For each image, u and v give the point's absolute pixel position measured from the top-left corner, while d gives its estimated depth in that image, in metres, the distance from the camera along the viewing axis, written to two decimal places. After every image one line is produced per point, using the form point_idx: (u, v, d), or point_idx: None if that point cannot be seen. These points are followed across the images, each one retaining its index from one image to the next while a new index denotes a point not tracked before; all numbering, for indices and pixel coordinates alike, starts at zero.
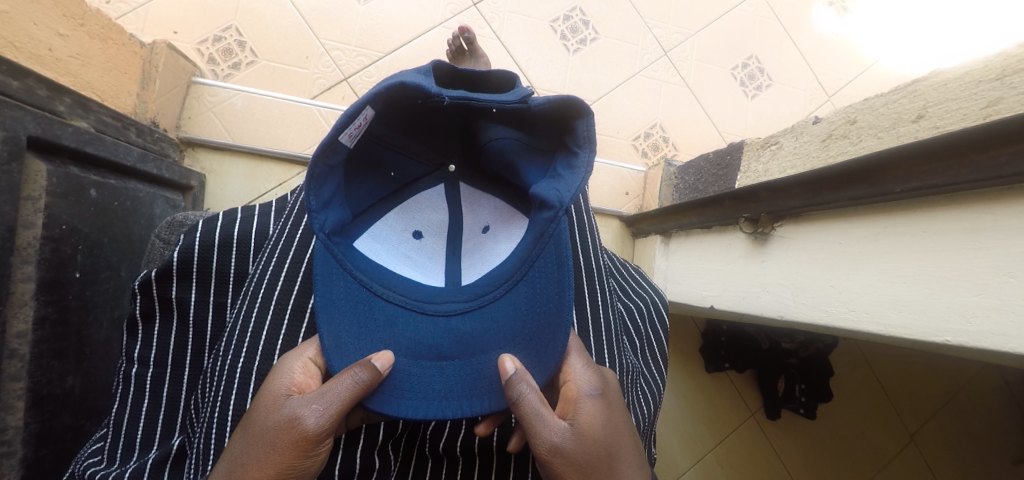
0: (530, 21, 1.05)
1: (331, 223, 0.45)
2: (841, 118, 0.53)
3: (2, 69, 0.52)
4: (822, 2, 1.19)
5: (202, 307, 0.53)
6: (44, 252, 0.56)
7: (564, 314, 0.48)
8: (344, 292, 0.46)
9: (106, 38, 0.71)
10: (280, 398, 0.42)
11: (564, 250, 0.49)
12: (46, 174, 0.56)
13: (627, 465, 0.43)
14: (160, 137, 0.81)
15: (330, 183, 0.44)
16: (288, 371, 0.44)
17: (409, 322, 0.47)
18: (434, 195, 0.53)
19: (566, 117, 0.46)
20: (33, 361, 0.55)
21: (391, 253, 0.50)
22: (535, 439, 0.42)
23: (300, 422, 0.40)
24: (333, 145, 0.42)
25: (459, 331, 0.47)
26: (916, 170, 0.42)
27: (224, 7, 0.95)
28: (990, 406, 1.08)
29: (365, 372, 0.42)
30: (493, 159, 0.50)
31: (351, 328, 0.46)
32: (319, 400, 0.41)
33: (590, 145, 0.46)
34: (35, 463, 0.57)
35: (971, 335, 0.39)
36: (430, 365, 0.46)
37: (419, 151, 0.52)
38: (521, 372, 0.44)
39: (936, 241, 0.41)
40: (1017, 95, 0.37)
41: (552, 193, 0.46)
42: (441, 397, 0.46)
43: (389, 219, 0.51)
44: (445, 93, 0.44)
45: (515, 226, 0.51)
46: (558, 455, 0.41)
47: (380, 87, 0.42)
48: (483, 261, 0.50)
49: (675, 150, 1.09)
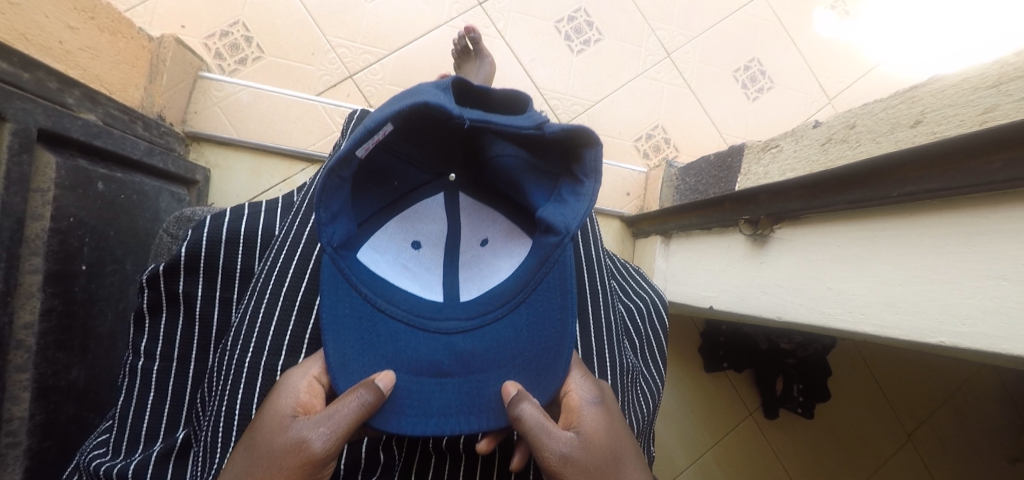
0: (535, 21, 1.06)
1: (339, 237, 0.45)
2: (841, 122, 0.54)
3: (14, 61, 0.52)
4: (823, 5, 1.19)
5: (207, 302, 0.53)
6: (51, 243, 0.56)
7: (566, 339, 0.49)
8: (349, 308, 0.46)
9: (115, 31, 0.72)
10: (285, 419, 0.42)
11: (567, 277, 0.50)
12: (54, 166, 0.56)
13: (633, 468, 0.43)
14: (166, 131, 0.82)
15: (339, 197, 0.44)
16: (293, 390, 0.44)
17: (411, 340, 0.47)
18: (433, 205, 0.53)
19: (575, 144, 0.47)
20: (39, 352, 0.55)
21: (392, 265, 0.49)
22: (543, 452, 0.41)
23: (306, 446, 0.39)
24: (348, 158, 0.42)
25: (459, 348, 0.47)
26: (913, 175, 0.43)
27: (231, 3, 0.95)
28: (988, 406, 1.09)
29: (371, 393, 0.42)
30: (498, 175, 0.51)
31: (354, 345, 0.46)
32: (325, 423, 0.40)
33: (596, 176, 0.47)
34: (39, 454, 0.57)
35: (964, 337, 0.39)
36: (428, 382, 0.47)
37: (422, 160, 0.51)
38: (523, 393, 0.44)
39: (932, 244, 0.42)
40: (1013, 102, 0.38)
41: (559, 219, 0.47)
42: (439, 414, 0.46)
43: (388, 229, 0.50)
44: (466, 114, 0.44)
45: (516, 244, 0.51)
46: (569, 464, 0.41)
47: (402, 106, 0.42)
48: (481, 278, 0.50)
49: (676, 151, 1.09)
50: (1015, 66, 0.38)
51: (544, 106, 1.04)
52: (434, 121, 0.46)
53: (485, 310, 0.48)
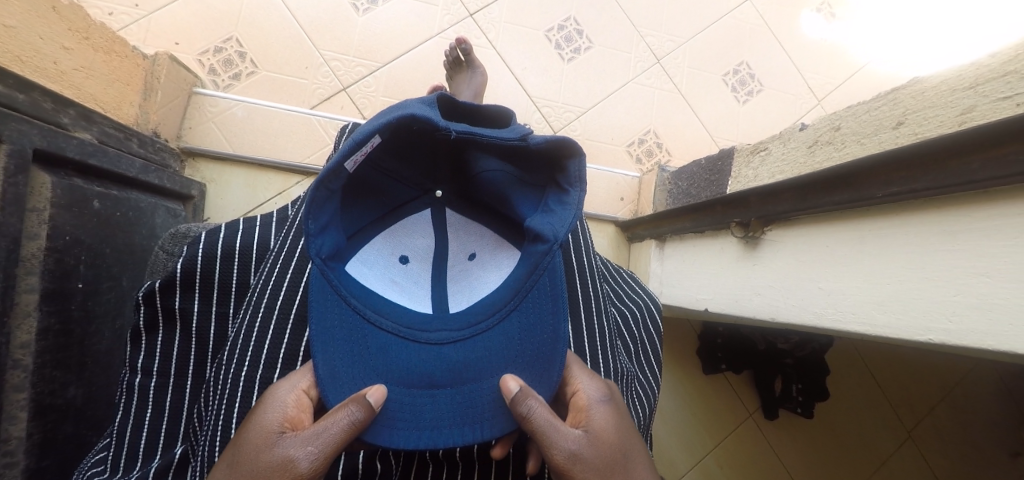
0: (525, 30, 1.07)
1: (328, 249, 0.45)
2: (826, 124, 0.55)
3: (9, 83, 0.53)
4: (811, 8, 1.21)
5: (204, 317, 0.54)
6: (47, 263, 0.57)
7: (559, 347, 0.48)
8: (338, 321, 0.46)
9: (109, 51, 0.73)
10: (272, 435, 0.42)
11: (558, 284, 0.49)
12: (50, 186, 0.57)
13: (639, 463, 0.45)
14: (161, 147, 0.82)
15: (329, 208, 0.44)
16: (281, 405, 0.44)
17: (401, 351, 0.47)
18: (420, 220, 0.53)
19: (559, 155, 0.48)
20: (36, 371, 0.56)
21: (380, 279, 0.49)
22: (552, 450, 0.42)
23: (293, 465, 0.40)
24: (337, 171, 0.43)
25: (450, 359, 0.48)
26: (896, 176, 0.43)
27: (223, 19, 0.96)
28: (986, 401, 1.10)
29: (359, 409, 0.42)
30: (484, 189, 0.52)
31: (344, 357, 0.46)
32: (313, 442, 0.41)
33: (581, 185, 0.48)
34: (38, 473, 0.57)
35: (952, 334, 0.40)
36: (420, 393, 0.47)
37: (408, 176, 0.52)
38: (525, 390, 0.44)
39: (918, 244, 0.42)
40: (990, 103, 0.39)
41: (547, 228, 0.47)
42: (433, 426, 0.46)
43: (376, 243, 0.50)
44: (451, 127, 0.46)
45: (504, 257, 0.52)
46: (577, 462, 0.42)
47: (391, 118, 0.44)
48: (471, 290, 0.51)
49: (669, 155, 1.10)
50: (990, 68, 0.39)
51: (537, 114, 1.05)
52: (420, 132, 0.48)
53: (474, 321, 0.49)
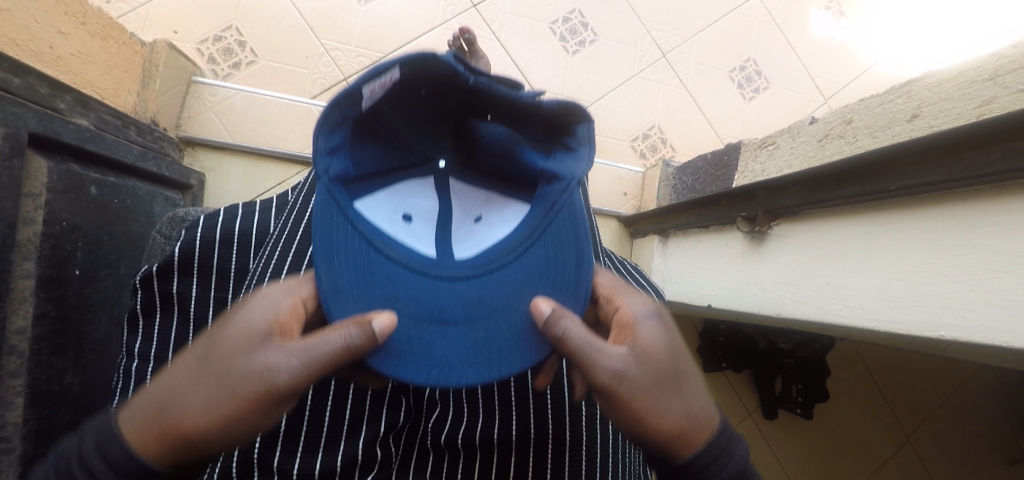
0: (530, 23, 1.06)
1: (335, 169, 0.43)
2: (837, 118, 0.54)
3: (4, 66, 0.51)
4: (819, 6, 1.20)
5: (202, 303, 0.51)
6: (44, 248, 0.56)
7: (583, 284, 0.44)
8: (344, 238, 0.42)
9: (107, 37, 0.72)
10: (254, 338, 0.36)
11: (577, 224, 0.46)
12: (47, 170, 0.56)
13: (695, 393, 0.39)
14: (160, 136, 0.81)
15: (342, 132, 0.43)
16: (268, 309, 0.38)
17: (409, 285, 0.41)
18: (420, 186, 0.49)
19: (567, 120, 0.46)
20: (32, 357, 0.55)
21: (382, 219, 0.44)
22: (596, 370, 0.36)
23: (269, 374, 0.34)
24: (354, 96, 0.41)
25: (464, 294, 0.42)
26: (909, 168, 0.43)
27: (224, 8, 0.95)
28: (987, 407, 1.09)
29: (358, 330, 0.36)
30: (488, 151, 0.48)
31: (349, 279, 0.41)
32: (297, 355, 0.35)
33: (590, 142, 0.46)
34: (34, 460, 0.56)
35: (963, 330, 0.39)
36: (430, 327, 0.41)
37: (410, 140, 0.48)
38: (560, 310, 0.39)
39: (932, 238, 0.42)
40: (1010, 95, 0.38)
41: (563, 166, 0.46)
42: (443, 363, 0.40)
43: (377, 196, 0.46)
44: (470, 73, 0.43)
45: (510, 210, 0.47)
46: (623, 381, 0.36)
47: (410, 54, 0.40)
48: (478, 240, 0.45)
49: (673, 151, 1.09)
50: (1010, 59, 0.38)
51: None
52: (433, 87, 0.45)
53: (493, 256, 0.43)
